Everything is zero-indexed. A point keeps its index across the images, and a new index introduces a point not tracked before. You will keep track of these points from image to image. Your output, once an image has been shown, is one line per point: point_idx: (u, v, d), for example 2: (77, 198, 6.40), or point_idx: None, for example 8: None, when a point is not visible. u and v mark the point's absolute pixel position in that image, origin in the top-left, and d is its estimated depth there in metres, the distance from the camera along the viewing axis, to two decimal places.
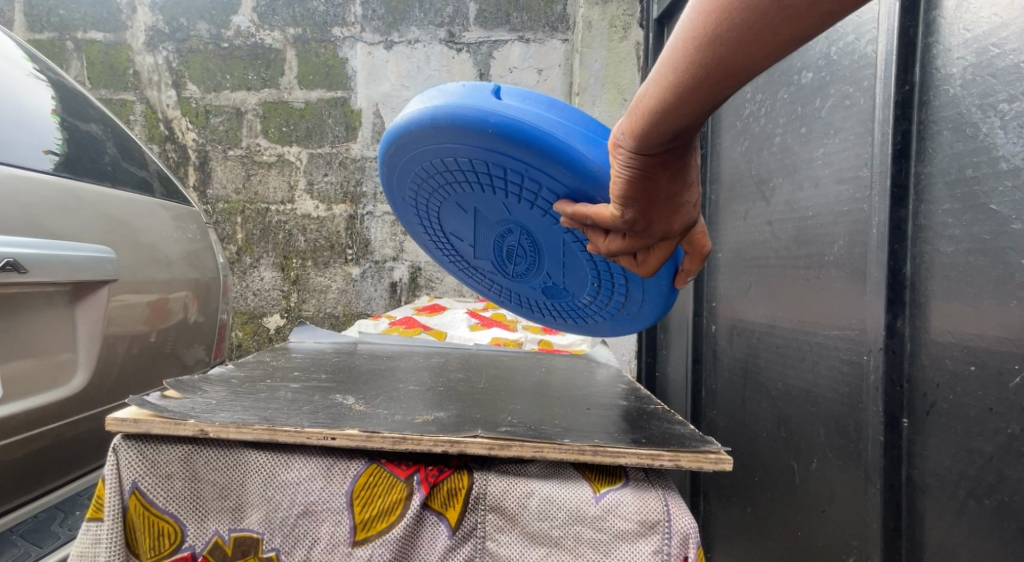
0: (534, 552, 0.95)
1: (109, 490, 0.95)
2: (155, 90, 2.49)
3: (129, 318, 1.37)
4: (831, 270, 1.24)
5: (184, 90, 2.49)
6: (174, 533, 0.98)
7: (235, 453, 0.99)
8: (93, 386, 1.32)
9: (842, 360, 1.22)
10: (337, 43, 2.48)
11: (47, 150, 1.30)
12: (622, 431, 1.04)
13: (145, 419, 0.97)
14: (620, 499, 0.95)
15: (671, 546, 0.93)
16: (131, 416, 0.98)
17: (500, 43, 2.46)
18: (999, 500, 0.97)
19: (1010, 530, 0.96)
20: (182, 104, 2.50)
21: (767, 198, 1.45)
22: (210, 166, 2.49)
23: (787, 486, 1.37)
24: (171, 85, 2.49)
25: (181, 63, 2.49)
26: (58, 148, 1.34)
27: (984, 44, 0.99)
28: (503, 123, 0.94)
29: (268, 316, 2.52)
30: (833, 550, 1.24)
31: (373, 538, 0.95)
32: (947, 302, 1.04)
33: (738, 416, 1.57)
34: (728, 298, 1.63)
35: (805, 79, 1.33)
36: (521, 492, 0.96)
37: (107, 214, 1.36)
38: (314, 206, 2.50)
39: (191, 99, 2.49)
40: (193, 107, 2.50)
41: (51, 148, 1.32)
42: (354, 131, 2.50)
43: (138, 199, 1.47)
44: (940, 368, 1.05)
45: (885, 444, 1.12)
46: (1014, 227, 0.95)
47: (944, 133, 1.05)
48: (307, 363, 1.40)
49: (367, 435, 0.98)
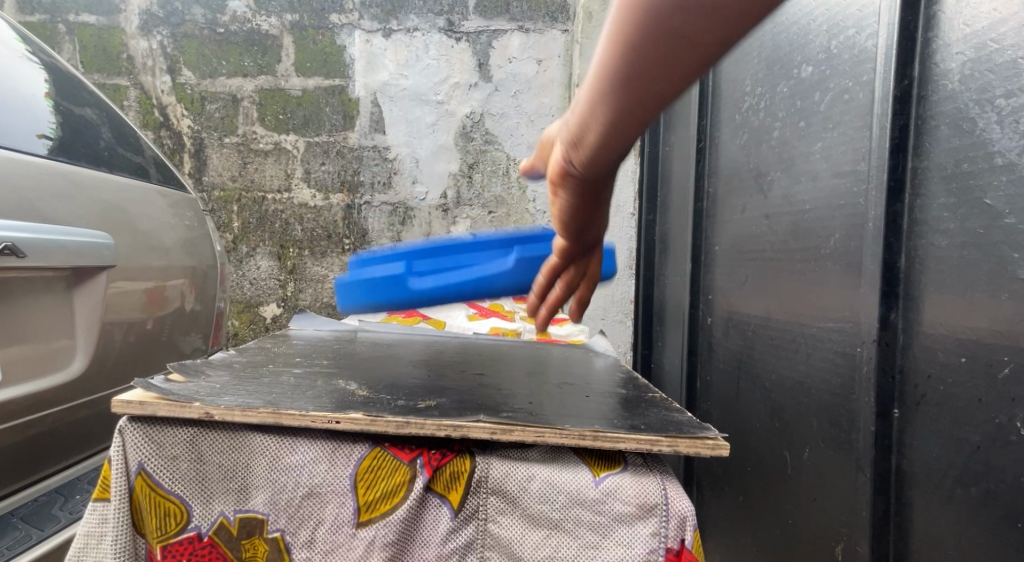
0: (535, 534, 0.97)
1: (115, 470, 0.97)
2: (149, 76, 2.48)
3: (126, 304, 1.38)
4: (827, 263, 1.26)
5: (179, 76, 2.48)
6: (180, 513, 0.99)
7: (240, 436, 1.00)
8: (92, 370, 1.33)
9: (836, 351, 1.24)
10: (335, 30, 2.47)
11: (40, 135, 1.31)
12: (622, 417, 1.06)
13: (151, 402, 0.99)
14: (619, 482, 0.97)
15: (669, 529, 0.95)
16: (137, 399, 0.99)
17: (500, 32, 2.46)
18: (986, 488, 0.99)
19: (996, 518, 0.98)
20: (177, 90, 2.49)
21: (765, 191, 1.47)
22: (205, 153, 2.49)
23: (778, 474, 1.39)
24: (165, 71, 2.48)
25: (176, 49, 2.48)
26: (51, 132, 1.34)
27: (985, 39, 1.00)
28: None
29: (265, 305, 2.51)
30: (824, 537, 1.26)
31: (377, 519, 0.97)
32: (940, 295, 1.06)
33: (732, 406, 1.59)
34: (725, 291, 1.65)
35: (804, 73, 1.34)
36: (522, 475, 0.97)
37: (102, 200, 1.36)
38: (312, 195, 2.48)
39: (186, 85, 2.48)
40: (188, 93, 2.48)
41: (44, 132, 1.32)
42: (352, 119, 2.48)
43: (133, 184, 1.48)
44: (931, 359, 1.07)
45: (877, 434, 1.14)
46: (1008, 221, 0.96)
47: (941, 127, 1.06)
48: (307, 350, 1.42)
49: (371, 419, 0.99)
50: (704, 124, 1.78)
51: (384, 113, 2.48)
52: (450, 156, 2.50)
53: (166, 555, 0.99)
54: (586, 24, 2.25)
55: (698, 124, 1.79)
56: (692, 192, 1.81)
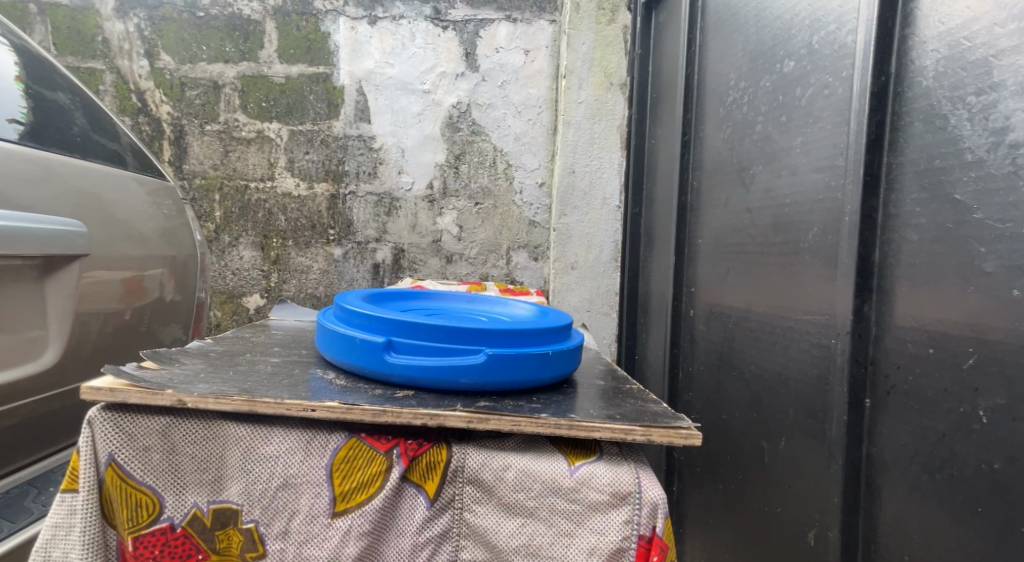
0: (510, 522, 0.98)
1: (84, 462, 0.96)
2: (126, 60, 2.39)
3: (102, 294, 1.38)
4: (805, 257, 1.28)
5: (157, 60, 2.39)
6: (152, 504, 0.99)
7: (215, 426, 1.01)
8: (65, 361, 1.32)
9: (812, 344, 1.26)
10: (320, 16, 2.37)
11: (10, 120, 1.30)
12: (598, 408, 1.08)
13: (121, 389, 0.98)
14: (594, 471, 0.98)
15: (641, 516, 0.96)
16: (106, 385, 0.98)
17: (487, 22, 2.36)
18: (949, 474, 1.01)
19: (959, 502, 0.99)
20: (156, 75, 2.39)
21: (747, 184, 1.48)
22: (186, 141, 2.40)
23: (756, 464, 1.41)
24: (143, 55, 2.39)
25: (154, 32, 2.38)
26: (22, 117, 1.33)
27: (958, 37, 1.02)
28: (399, 378, 1.08)
29: (248, 296, 2.44)
30: (797, 525, 1.28)
31: (352, 510, 0.98)
32: (911, 288, 1.08)
33: (713, 397, 1.61)
34: (707, 283, 1.66)
35: (786, 69, 1.36)
36: (498, 465, 0.99)
37: (78, 187, 1.36)
38: (295, 184, 2.40)
39: (165, 70, 2.39)
40: (167, 79, 2.39)
41: (14, 117, 1.31)
42: (336, 108, 2.39)
43: (106, 170, 1.48)
44: (901, 350, 1.09)
45: (848, 424, 1.16)
46: (976, 216, 0.98)
47: (916, 123, 1.08)
48: (289, 340, 1.42)
49: (347, 407, 0.99)
50: (689, 117, 1.79)
51: (370, 103, 2.38)
52: (437, 147, 2.39)
53: (137, 546, 0.98)
54: (573, 14, 2.18)
55: (683, 117, 1.80)
56: (677, 185, 1.82)
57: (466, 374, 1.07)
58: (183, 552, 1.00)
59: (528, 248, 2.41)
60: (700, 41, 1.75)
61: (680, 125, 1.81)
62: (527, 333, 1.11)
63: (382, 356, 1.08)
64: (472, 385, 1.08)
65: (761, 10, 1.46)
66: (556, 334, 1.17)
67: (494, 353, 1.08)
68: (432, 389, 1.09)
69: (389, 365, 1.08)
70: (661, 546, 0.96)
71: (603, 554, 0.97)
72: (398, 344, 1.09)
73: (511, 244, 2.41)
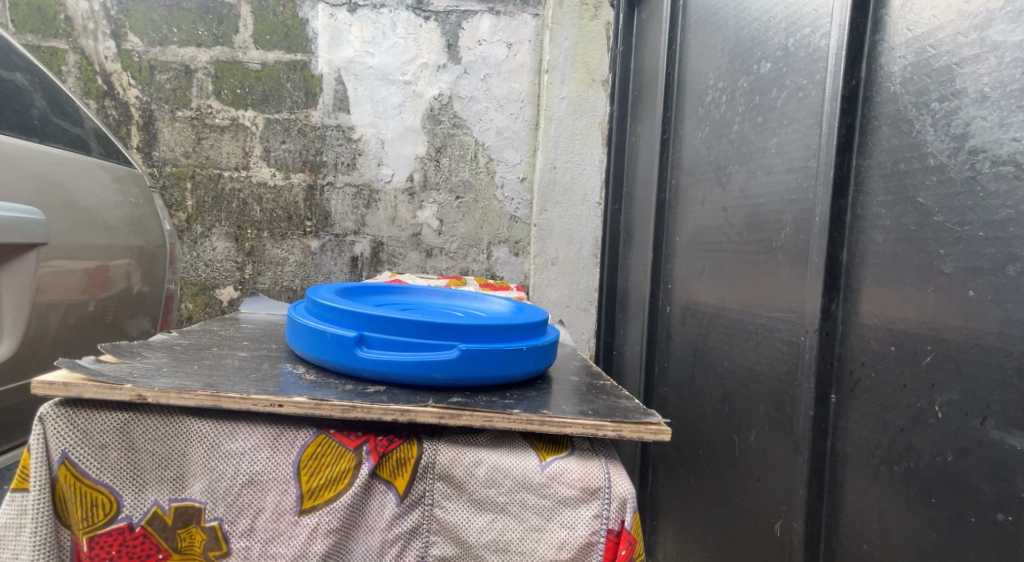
0: (481, 518, 1.00)
1: (37, 459, 0.96)
2: (91, 40, 2.32)
3: (63, 284, 1.36)
4: (778, 255, 1.30)
5: (124, 41, 2.33)
6: (108, 504, 0.99)
7: (177, 422, 1.01)
8: (20, 355, 1.28)
9: (782, 340, 1.28)
10: (298, 3, 2.35)
11: None
12: (570, 403, 1.09)
13: (76, 383, 0.98)
14: (564, 466, 1.00)
15: (610, 510, 0.98)
16: (60, 380, 0.98)
17: (469, 13, 2.36)
18: (907, 467, 1.04)
19: (914, 494, 1.02)
20: (123, 58, 2.33)
21: (723, 183, 1.51)
22: (155, 127, 2.35)
23: (727, 457, 1.44)
24: (110, 36, 2.33)
25: (120, 13, 2.32)
26: None
27: (924, 44, 1.04)
28: (371, 372, 1.09)
29: (221, 288, 2.40)
30: (764, 518, 1.31)
31: (320, 506, 0.99)
32: (875, 288, 1.10)
33: (687, 392, 1.63)
34: (683, 281, 1.69)
35: (763, 70, 1.38)
36: (471, 461, 1.00)
37: (38, 172, 1.35)
38: (270, 173, 2.37)
39: (132, 52, 2.33)
40: (136, 61, 2.34)
41: None
42: (314, 97, 2.36)
43: (68, 155, 1.48)
44: (865, 347, 1.11)
45: (814, 419, 1.18)
46: (936, 219, 1.00)
47: (883, 127, 1.10)
48: (258, 334, 1.42)
49: (316, 403, 1.00)
50: (670, 113, 1.80)
51: (348, 93, 2.36)
52: (417, 139, 2.39)
53: (92, 546, 0.98)
54: (556, 9, 2.19)
55: (663, 114, 1.82)
56: (656, 182, 1.83)
57: (439, 369, 1.07)
58: (143, 552, 1.00)
59: (508, 243, 2.43)
60: (681, 40, 1.77)
61: (661, 121, 1.82)
62: (501, 329, 1.13)
63: (352, 351, 1.09)
64: (445, 379, 1.08)
65: (740, 11, 1.48)
66: (530, 330, 1.19)
67: (468, 348, 1.08)
68: (405, 383, 1.10)
69: (361, 360, 1.09)
70: (630, 540, 0.97)
71: (572, 549, 0.98)
72: (371, 341, 1.10)
73: (491, 238, 2.41)
